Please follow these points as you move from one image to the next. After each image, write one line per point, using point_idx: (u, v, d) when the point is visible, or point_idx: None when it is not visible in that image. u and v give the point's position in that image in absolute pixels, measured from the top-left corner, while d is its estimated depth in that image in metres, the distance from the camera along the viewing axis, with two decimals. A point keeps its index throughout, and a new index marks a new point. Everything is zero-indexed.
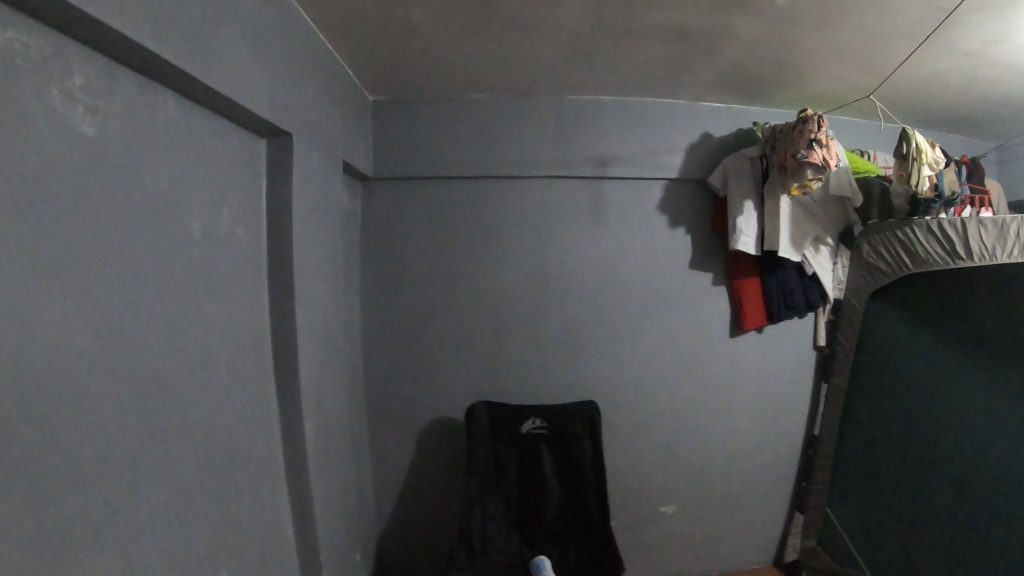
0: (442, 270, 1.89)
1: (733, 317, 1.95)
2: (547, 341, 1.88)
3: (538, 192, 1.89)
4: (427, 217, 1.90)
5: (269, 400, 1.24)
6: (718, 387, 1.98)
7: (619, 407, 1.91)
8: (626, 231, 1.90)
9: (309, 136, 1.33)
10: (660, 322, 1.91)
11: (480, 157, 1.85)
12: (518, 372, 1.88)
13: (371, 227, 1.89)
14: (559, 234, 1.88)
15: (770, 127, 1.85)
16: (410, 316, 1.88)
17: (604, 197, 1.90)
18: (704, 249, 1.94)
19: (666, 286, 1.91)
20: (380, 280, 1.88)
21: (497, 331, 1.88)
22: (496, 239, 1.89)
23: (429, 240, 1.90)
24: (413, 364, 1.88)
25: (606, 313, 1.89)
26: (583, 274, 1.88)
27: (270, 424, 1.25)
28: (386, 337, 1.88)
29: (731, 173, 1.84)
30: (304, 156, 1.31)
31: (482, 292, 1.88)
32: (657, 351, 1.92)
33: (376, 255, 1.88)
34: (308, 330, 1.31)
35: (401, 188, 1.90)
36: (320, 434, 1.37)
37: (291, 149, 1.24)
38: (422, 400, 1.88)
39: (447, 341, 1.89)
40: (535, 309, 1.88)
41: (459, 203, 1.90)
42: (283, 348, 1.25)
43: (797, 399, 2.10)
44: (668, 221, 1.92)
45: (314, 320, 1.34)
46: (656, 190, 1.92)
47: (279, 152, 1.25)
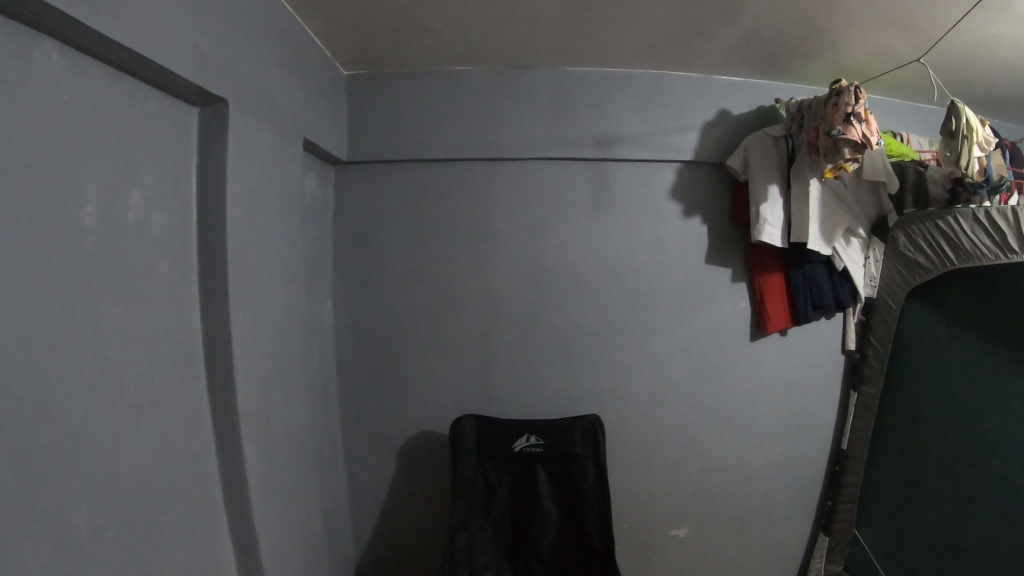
0: (424, 265, 1.68)
1: (755, 318, 1.71)
2: (544, 346, 1.67)
3: (533, 176, 1.66)
4: (407, 206, 1.68)
5: (201, 423, 1.03)
6: (737, 398, 1.76)
7: (625, 419, 1.70)
8: (632, 220, 1.66)
9: (255, 107, 1.12)
10: (671, 324, 1.68)
11: (467, 137, 1.63)
12: (510, 381, 1.67)
13: (345, 218, 1.68)
14: (556, 224, 1.66)
15: (797, 103, 1.64)
16: (387, 317, 1.67)
17: (608, 181, 1.66)
18: (721, 242, 1.69)
19: (678, 284, 1.68)
20: (356, 277, 1.68)
21: (487, 334, 1.67)
22: (485, 229, 1.67)
23: (410, 231, 1.68)
24: (392, 372, 1.67)
25: (611, 314, 1.67)
26: (585, 270, 1.66)
27: (204, 452, 1.04)
28: (363, 341, 1.67)
29: (753, 154, 1.62)
30: (247, 130, 1.09)
31: (470, 290, 1.67)
32: (668, 357, 1.69)
33: (352, 249, 1.68)
34: (252, 337, 1.09)
35: (378, 173, 1.69)
36: (271, 460, 1.16)
37: (228, 119, 1.03)
38: (403, 411, 1.68)
39: (430, 345, 1.67)
40: (530, 309, 1.66)
41: (444, 189, 1.67)
42: (219, 360, 1.04)
43: (823, 410, 1.87)
44: (682, 209, 1.67)
45: (260, 325, 1.12)
46: (669, 173, 1.67)
47: (214, 124, 1.04)
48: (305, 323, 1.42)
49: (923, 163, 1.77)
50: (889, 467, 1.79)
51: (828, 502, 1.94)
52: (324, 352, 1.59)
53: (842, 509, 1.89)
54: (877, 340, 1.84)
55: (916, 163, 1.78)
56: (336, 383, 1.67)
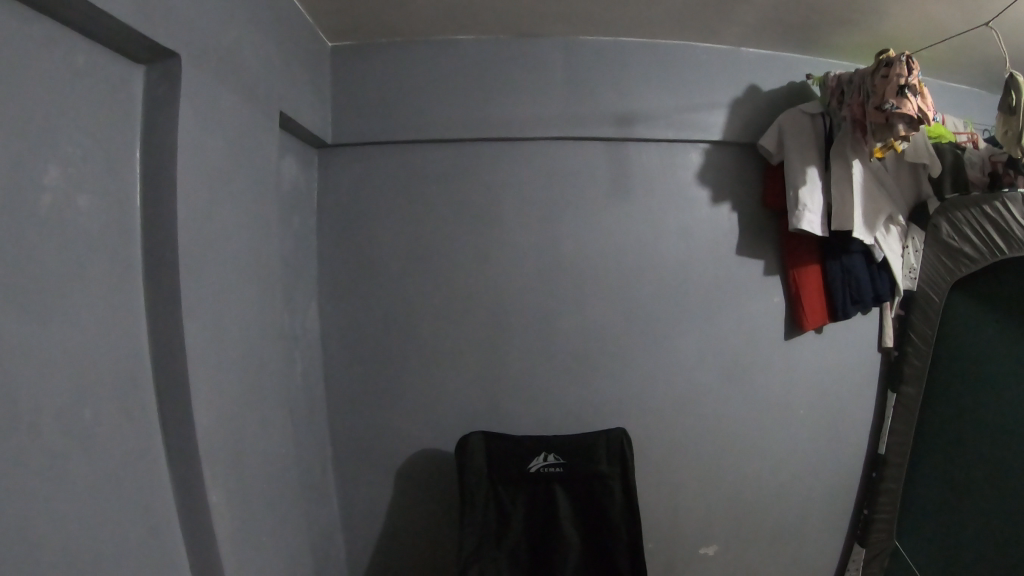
0: (422, 261, 1.48)
1: (790, 316, 1.54)
2: (560, 351, 1.49)
3: (543, 159, 1.47)
4: (401, 194, 1.49)
5: (151, 460, 0.83)
6: (771, 403, 1.59)
7: (651, 430, 1.52)
8: (656, 208, 1.48)
9: (217, 72, 0.91)
10: (700, 323, 1.51)
11: (469, 115, 1.43)
12: (523, 391, 1.48)
13: (332, 208, 1.49)
14: (571, 213, 1.47)
15: (837, 76, 1.47)
16: (381, 320, 1.48)
17: (628, 164, 1.47)
18: (753, 232, 1.51)
19: (707, 278, 1.50)
20: (344, 275, 1.48)
21: (495, 338, 1.48)
22: (491, 220, 1.48)
23: (406, 222, 1.48)
24: (387, 382, 1.48)
25: (634, 313, 1.49)
26: (605, 264, 1.48)
27: (156, 493, 0.83)
28: (354, 348, 1.48)
29: (790, 131, 1.44)
30: (206, 99, 0.89)
31: (475, 289, 1.48)
32: (696, 360, 1.52)
33: (340, 243, 1.48)
34: (214, 351, 0.88)
35: (368, 157, 1.49)
36: (245, 500, 0.95)
37: (179, 80, 0.83)
38: (401, 427, 1.48)
39: (429, 351, 1.48)
40: (543, 309, 1.48)
41: (443, 174, 1.48)
42: (173, 382, 0.83)
43: (859, 414, 1.71)
44: (710, 195, 1.49)
45: (226, 335, 0.92)
46: (696, 155, 1.49)
47: (162, 89, 0.84)
48: (285, 330, 1.22)
49: (961, 145, 1.61)
50: (933, 475, 1.64)
51: (864, 512, 1.79)
52: (306, 362, 1.38)
53: (880, 519, 1.74)
54: (917, 336, 1.68)
55: (954, 145, 1.61)
56: (324, 395, 1.47)
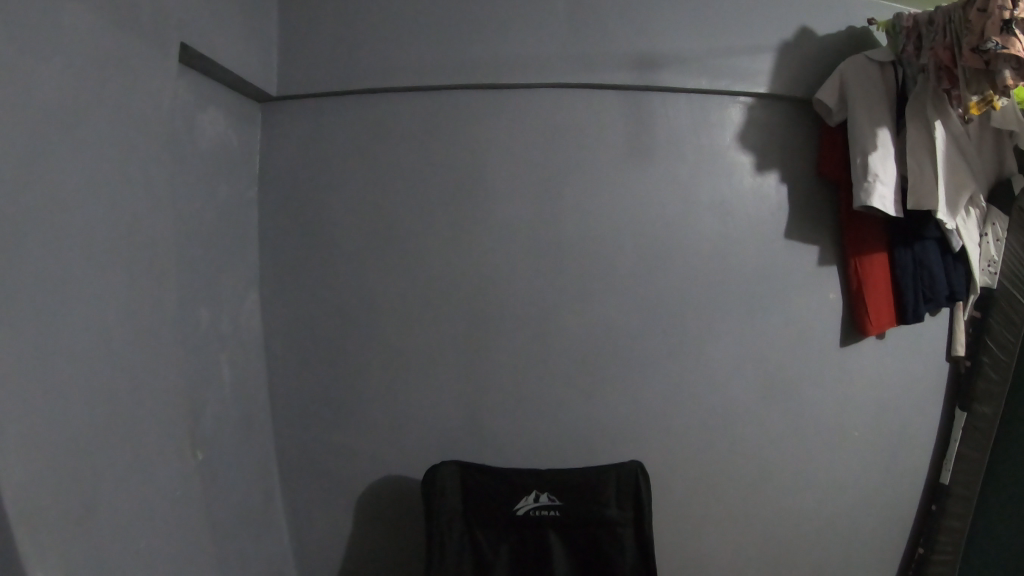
0: (387, 242, 1.19)
1: (848, 317, 1.23)
2: (560, 357, 1.19)
3: (540, 114, 1.16)
4: (361, 158, 1.19)
5: None
6: (818, 424, 1.29)
7: (673, 456, 1.23)
8: (684, 177, 1.16)
9: None
10: (735, 324, 1.20)
11: (444, 59, 1.14)
12: (513, 406, 1.19)
13: (275, 177, 1.21)
14: (575, 183, 1.16)
15: (914, 14, 1.13)
16: (334, 315, 1.20)
17: (649, 121, 1.15)
18: (806, 211, 1.19)
19: (746, 268, 1.18)
20: (289, 261, 1.20)
21: (478, 340, 1.18)
22: (473, 191, 1.17)
23: (366, 194, 1.19)
24: (342, 392, 1.20)
25: (653, 311, 1.19)
26: (619, 249, 1.17)
27: None
28: (304, 351, 1.20)
29: (856, 83, 1.11)
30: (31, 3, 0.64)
31: (453, 279, 1.18)
32: (729, 371, 1.22)
33: (287, 221, 1.20)
34: (36, 360, 0.64)
35: (320, 115, 1.20)
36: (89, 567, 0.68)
37: None
38: (360, 448, 1.20)
39: (394, 354, 1.19)
40: (539, 305, 1.18)
41: (412, 135, 1.18)
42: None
43: (921, 436, 1.41)
44: (754, 162, 1.16)
45: (58, 337, 0.66)
46: (738, 109, 1.16)
47: None
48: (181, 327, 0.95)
49: None
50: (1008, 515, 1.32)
51: (919, 551, 1.48)
52: (234, 368, 1.11)
53: (938, 562, 1.43)
54: (997, 346, 1.35)
55: None
56: (267, 406, 1.20)
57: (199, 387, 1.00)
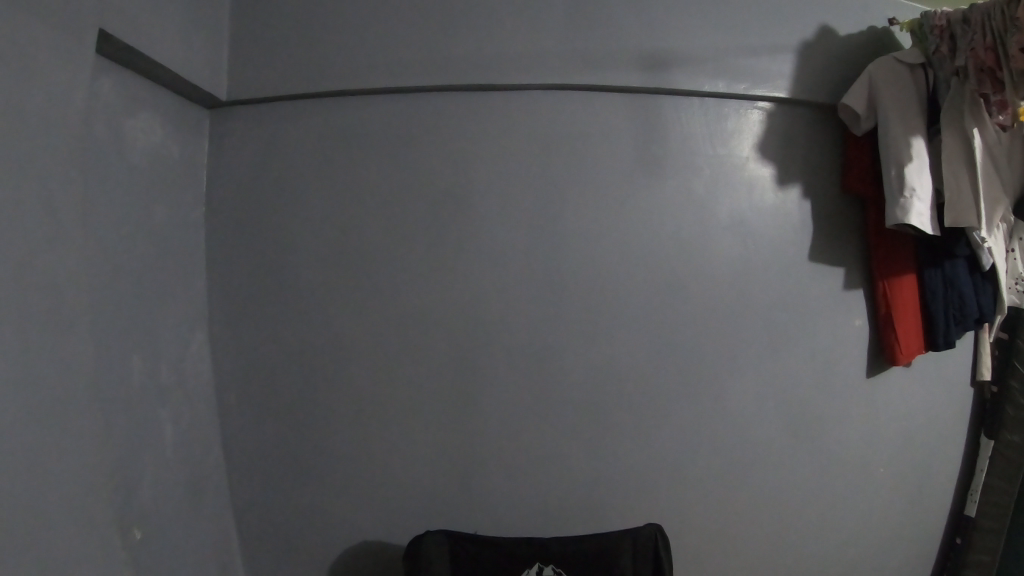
0: (356, 268, 1.03)
1: (875, 344, 1.11)
2: (561, 398, 1.04)
3: (532, 120, 1.02)
4: (324, 171, 1.03)
5: None
6: (844, 464, 1.17)
7: (691, 505, 1.09)
8: (699, 193, 1.03)
9: None
10: (755, 357, 1.07)
11: (419, 56, 0.99)
12: (507, 455, 1.03)
13: (226, 195, 1.05)
14: (574, 199, 1.02)
15: (947, 12, 1.02)
16: (296, 354, 1.03)
17: (657, 129, 1.02)
18: (829, 230, 1.07)
19: (766, 294, 1.06)
20: (243, 291, 1.04)
21: (465, 380, 1.03)
22: (455, 209, 1.02)
23: (331, 213, 1.03)
24: (306, 442, 1.03)
25: (665, 344, 1.05)
26: (626, 273, 1.03)
27: None
28: (264, 394, 1.04)
29: (886, 87, 0.99)
30: None
31: (437, 309, 1.02)
32: (749, 409, 1.09)
33: (241, 245, 1.04)
34: None
35: (278, 122, 1.05)
36: None
37: None
38: (331, 506, 1.03)
39: (367, 398, 1.03)
40: (535, 338, 1.03)
41: (383, 144, 1.03)
42: None
43: (947, 469, 1.30)
44: (773, 175, 1.04)
45: None
46: (757, 115, 1.03)
47: None
48: (96, 376, 0.79)
49: None
50: None
51: None
52: (176, 418, 0.95)
53: None
54: None
55: None
56: (220, 459, 1.04)
57: (127, 446, 0.84)
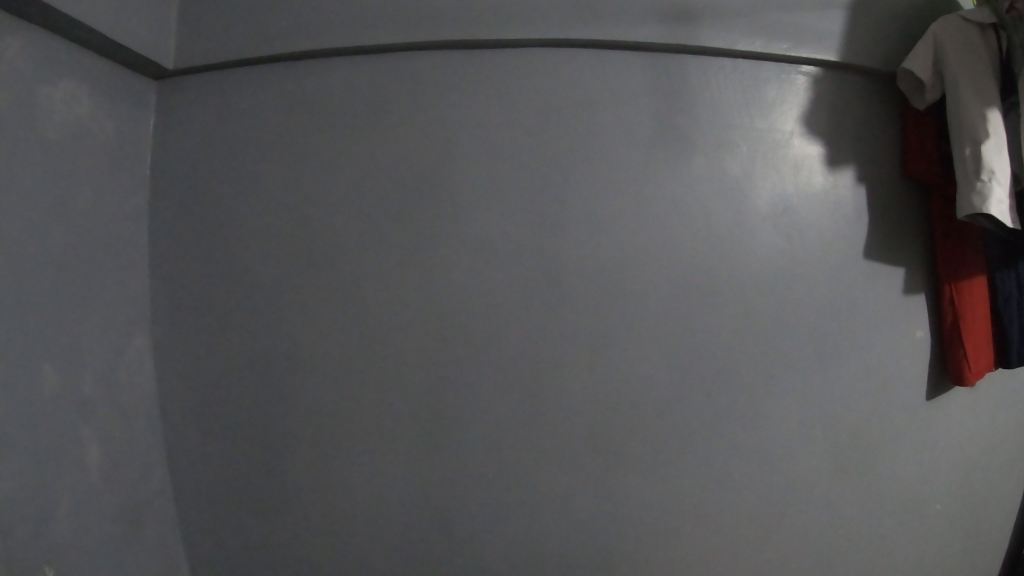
0: (313, 268, 0.85)
1: (935, 362, 0.92)
2: (563, 432, 0.82)
3: (525, 86, 0.82)
4: (280, 152, 0.87)
5: None
6: (908, 508, 0.96)
7: (733, 566, 0.86)
8: (732, 175, 0.80)
9: None
10: (808, 382, 0.85)
11: (396, 10, 0.83)
12: (497, 498, 0.83)
13: (170, 180, 0.89)
14: (577, 184, 0.81)
15: None
16: (243, 369, 0.86)
17: (678, 97, 0.80)
18: (890, 224, 0.86)
19: (822, 305, 0.84)
20: (186, 294, 0.88)
21: (442, 406, 0.83)
22: (432, 195, 0.83)
23: (287, 201, 0.86)
24: (254, 475, 0.86)
25: (694, 366, 0.82)
26: (645, 275, 0.81)
27: None
28: (212, 415, 0.87)
29: (956, 50, 0.81)
30: None
31: (410, 316, 0.83)
32: (800, 446, 0.86)
33: (185, 239, 0.88)
34: None
35: (228, 94, 0.89)
36: None
37: None
38: (290, 549, 0.86)
39: (325, 424, 0.85)
40: (531, 357, 0.82)
41: (347, 118, 0.86)
42: None
43: (1016, 501, 1.11)
44: (823, 154, 0.82)
45: None
46: (801, 82, 0.82)
47: None
48: None
49: None
50: None
51: None
52: (103, 445, 0.79)
53: None
54: None
55: None
56: (162, 491, 0.87)
57: (19, 489, 0.68)
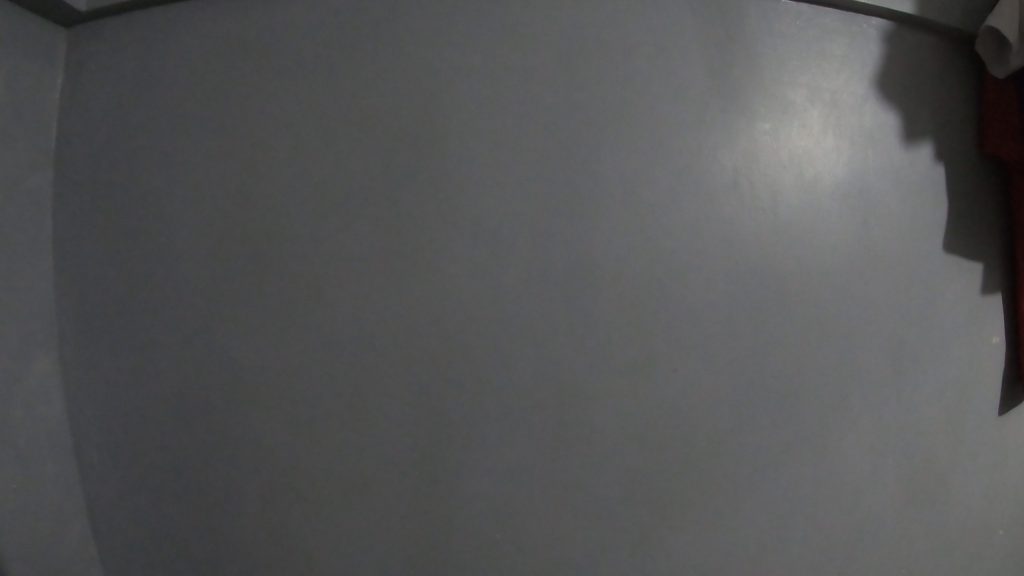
0: (260, 264, 0.64)
1: (1014, 370, 0.78)
2: (591, 482, 0.63)
3: (544, 32, 0.65)
4: (220, 115, 0.67)
5: None
6: (988, 553, 0.80)
7: None
8: (799, 145, 0.66)
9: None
10: (887, 403, 0.70)
11: None
12: (515, 558, 0.62)
13: (80, 153, 0.69)
14: (610, 155, 0.64)
15: None
16: (168, 399, 0.65)
17: (735, 50, 0.66)
18: (970, 211, 0.73)
19: (899, 306, 0.69)
20: (98, 299, 0.67)
21: (434, 451, 0.62)
22: (419, 171, 0.64)
23: (228, 179, 0.66)
24: (185, 541, 0.65)
25: (757, 388, 0.65)
26: (702, 264, 0.64)
27: None
28: (135, 454, 0.66)
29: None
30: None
31: (395, 319, 0.63)
32: (877, 484, 0.70)
33: (99, 227, 0.68)
34: None
35: (156, 44, 0.70)
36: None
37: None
38: None
39: (275, 475, 0.63)
40: (551, 382, 0.62)
41: (309, 73, 0.66)
42: None
43: None
44: (899, 126, 0.69)
45: None
46: (872, 37, 0.69)
47: None
48: None
49: None
50: None
51: None
52: None
53: None
54: None
55: None
56: (73, 557, 0.66)
57: None
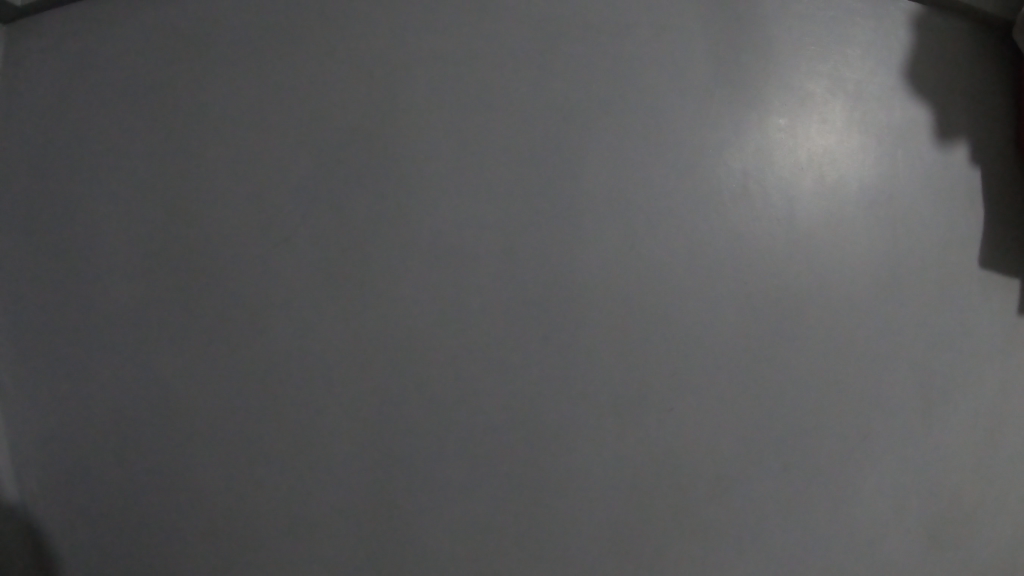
0: (200, 275, 0.56)
1: None
2: (579, 528, 0.54)
3: (527, 16, 0.58)
4: (160, 104, 0.59)
5: None
6: None
7: None
8: (817, 144, 0.58)
9: None
10: (918, 438, 0.61)
11: None
12: None
13: (8, 149, 0.62)
14: (601, 155, 0.56)
15: None
16: (99, 428, 0.57)
17: (745, 36, 0.58)
18: (1008, 220, 0.65)
19: (929, 328, 0.61)
20: (25, 314, 0.60)
21: (398, 492, 0.54)
22: (384, 170, 0.56)
23: (165, 177, 0.58)
24: None
25: (768, 422, 0.57)
26: (708, 278, 0.56)
27: None
28: (64, 490, 0.58)
29: None
30: None
31: (354, 339, 0.54)
32: (911, 532, 0.61)
33: (25, 232, 0.60)
34: None
35: (92, 25, 0.62)
36: None
37: None
38: None
39: (213, 518, 0.55)
40: (533, 413, 0.54)
41: (262, 58, 0.59)
42: None
43: None
44: (930, 124, 0.61)
45: None
46: (899, 24, 0.61)
47: None
48: None
49: None
50: None
51: None
52: None
53: None
54: None
55: None
56: None
57: None
